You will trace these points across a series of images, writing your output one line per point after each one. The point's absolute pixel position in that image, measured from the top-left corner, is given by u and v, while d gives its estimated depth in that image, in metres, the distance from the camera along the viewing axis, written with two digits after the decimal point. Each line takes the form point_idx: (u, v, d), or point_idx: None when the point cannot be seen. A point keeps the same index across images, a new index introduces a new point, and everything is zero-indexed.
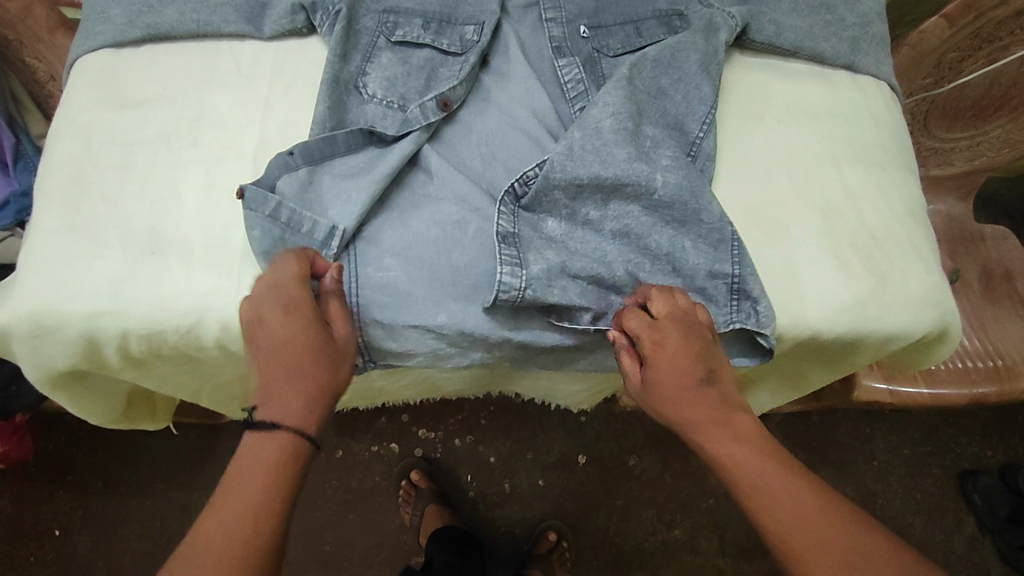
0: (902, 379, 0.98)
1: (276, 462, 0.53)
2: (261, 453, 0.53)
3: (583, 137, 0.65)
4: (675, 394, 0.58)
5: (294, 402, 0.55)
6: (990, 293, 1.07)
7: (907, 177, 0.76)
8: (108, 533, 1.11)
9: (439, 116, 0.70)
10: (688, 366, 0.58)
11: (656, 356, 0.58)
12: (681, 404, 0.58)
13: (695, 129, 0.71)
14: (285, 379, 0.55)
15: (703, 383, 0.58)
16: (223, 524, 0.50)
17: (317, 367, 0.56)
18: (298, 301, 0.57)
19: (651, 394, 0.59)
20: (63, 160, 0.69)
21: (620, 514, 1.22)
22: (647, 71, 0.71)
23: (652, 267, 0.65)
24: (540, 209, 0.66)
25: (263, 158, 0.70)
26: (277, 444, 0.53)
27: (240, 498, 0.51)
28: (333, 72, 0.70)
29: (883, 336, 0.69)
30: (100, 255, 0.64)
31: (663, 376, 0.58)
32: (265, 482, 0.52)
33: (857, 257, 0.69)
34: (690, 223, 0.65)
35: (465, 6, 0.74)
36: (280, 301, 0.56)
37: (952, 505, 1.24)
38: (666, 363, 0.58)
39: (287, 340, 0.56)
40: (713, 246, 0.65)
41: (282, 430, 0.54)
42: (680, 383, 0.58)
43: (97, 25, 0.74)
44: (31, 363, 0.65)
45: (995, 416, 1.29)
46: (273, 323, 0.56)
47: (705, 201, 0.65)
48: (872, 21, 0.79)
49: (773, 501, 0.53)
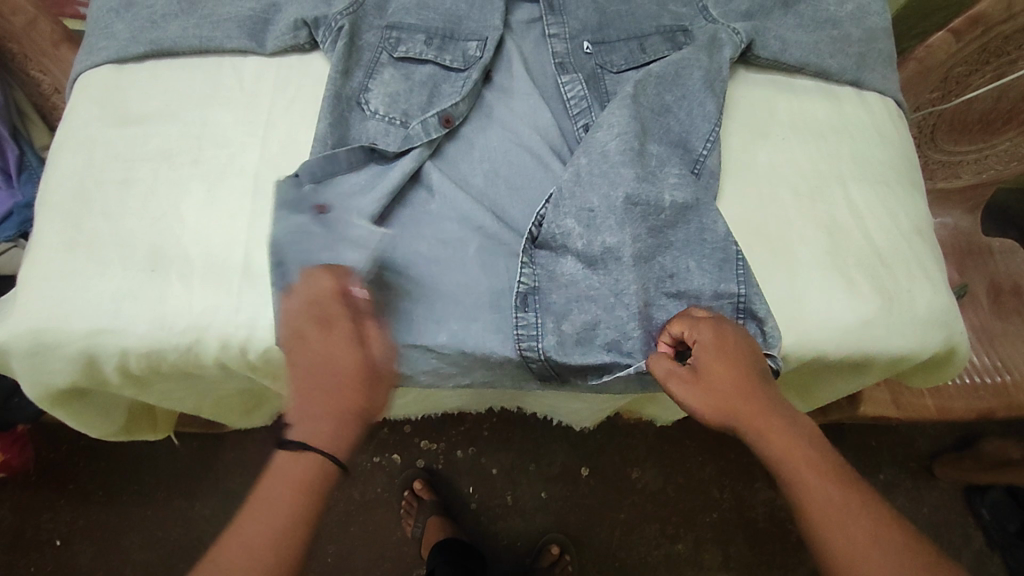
0: (909, 396, 0.97)
1: (305, 488, 0.51)
2: (292, 475, 0.51)
3: (590, 161, 0.66)
4: (732, 380, 0.55)
5: (324, 427, 0.52)
6: (999, 307, 1.06)
7: (914, 195, 0.76)
8: (108, 545, 1.10)
9: (440, 132, 0.69)
10: (743, 358, 0.57)
11: (720, 343, 0.57)
12: (738, 391, 0.55)
13: (699, 146, 0.70)
14: (317, 398, 0.53)
15: (760, 379, 0.56)
16: (248, 548, 0.49)
17: (351, 385, 0.53)
18: (336, 319, 0.55)
19: (703, 379, 0.56)
20: (66, 176, 0.69)
21: (624, 527, 1.20)
22: (652, 88, 0.70)
23: (656, 290, 0.64)
24: (555, 249, 0.66)
25: (264, 174, 0.70)
26: (306, 465, 0.51)
27: (268, 522, 0.50)
28: (337, 87, 0.69)
29: (890, 358, 0.68)
30: (100, 272, 0.64)
31: (720, 361, 0.56)
32: (291, 506, 0.50)
33: (864, 276, 0.69)
34: (694, 243, 0.65)
35: (468, 22, 0.74)
36: (326, 313, 0.56)
37: (959, 520, 1.22)
38: (722, 350, 0.57)
39: (324, 359, 0.54)
40: (717, 266, 0.64)
41: (309, 453, 0.51)
42: (747, 370, 0.56)
43: (100, 41, 0.74)
44: (31, 380, 0.64)
45: (1002, 430, 1.28)
46: (309, 340, 0.55)
47: (710, 219, 0.65)
48: (878, 36, 0.78)
49: (841, 519, 0.50)
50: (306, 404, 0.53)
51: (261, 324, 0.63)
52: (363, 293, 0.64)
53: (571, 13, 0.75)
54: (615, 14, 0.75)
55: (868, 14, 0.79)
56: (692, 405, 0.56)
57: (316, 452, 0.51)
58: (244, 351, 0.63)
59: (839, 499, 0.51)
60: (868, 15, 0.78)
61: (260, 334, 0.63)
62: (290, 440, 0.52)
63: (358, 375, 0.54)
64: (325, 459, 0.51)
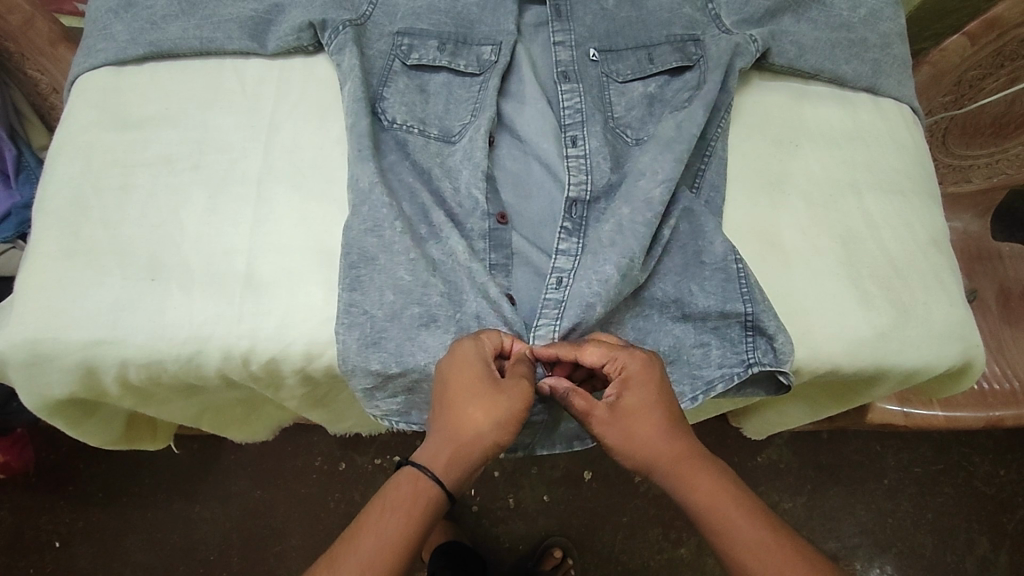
0: (917, 403, 0.93)
1: (410, 506, 0.54)
2: (398, 495, 0.54)
3: (633, 211, 0.64)
4: (655, 421, 0.56)
5: (438, 457, 0.55)
6: (1009, 314, 1.02)
7: (930, 204, 0.75)
8: (106, 548, 1.09)
9: (485, 145, 0.68)
10: (666, 396, 0.57)
11: (643, 381, 0.57)
12: (660, 432, 0.56)
13: (697, 160, 0.69)
14: (446, 435, 0.55)
15: (679, 417, 0.58)
16: (358, 550, 0.52)
17: (485, 425, 0.55)
18: (471, 369, 0.56)
19: (624, 418, 0.57)
20: (65, 182, 0.67)
21: (625, 531, 1.17)
22: (672, 121, 0.68)
23: (660, 316, 0.65)
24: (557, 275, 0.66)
25: (267, 180, 0.68)
26: (418, 490, 0.54)
27: (376, 534, 0.53)
28: (357, 90, 0.67)
29: (904, 371, 0.67)
30: (98, 281, 0.62)
31: (641, 397, 0.56)
32: (400, 522, 0.53)
33: (879, 287, 0.67)
34: (693, 266, 0.65)
35: (480, 26, 0.73)
36: (458, 353, 0.57)
37: (964, 526, 1.19)
38: (649, 389, 0.57)
39: (468, 400, 0.55)
40: (720, 286, 0.63)
41: (425, 475, 0.54)
42: (663, 410, 0.57)
43: (98, 42, 0.72)
44: (26, 389, 0.63)
45: (1011, 435, 1.24)
46: (453, 377, 0.56)
47: (708, 240, 0.65)
48: (893, 41, 0.77)
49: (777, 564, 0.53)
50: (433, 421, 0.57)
51: (263, 334, 0.61)
52: (378, 295, 0.61)
53: (578, 19, 0.73)
54: (625, 22, 0.73)
55: (881, 19, 0.77)
56: (610, 445, 0.58)
57: (431, 477, 0.54)
58: (246, 360, 0.62)
59: (764, 544, 0.54)
60: (881, 20, 0.77)
61: (262, 344, 0.61)
62: (408, 463, 0.56)
63: (475, 427, 0.55)
64: (433, 482, 0.54)
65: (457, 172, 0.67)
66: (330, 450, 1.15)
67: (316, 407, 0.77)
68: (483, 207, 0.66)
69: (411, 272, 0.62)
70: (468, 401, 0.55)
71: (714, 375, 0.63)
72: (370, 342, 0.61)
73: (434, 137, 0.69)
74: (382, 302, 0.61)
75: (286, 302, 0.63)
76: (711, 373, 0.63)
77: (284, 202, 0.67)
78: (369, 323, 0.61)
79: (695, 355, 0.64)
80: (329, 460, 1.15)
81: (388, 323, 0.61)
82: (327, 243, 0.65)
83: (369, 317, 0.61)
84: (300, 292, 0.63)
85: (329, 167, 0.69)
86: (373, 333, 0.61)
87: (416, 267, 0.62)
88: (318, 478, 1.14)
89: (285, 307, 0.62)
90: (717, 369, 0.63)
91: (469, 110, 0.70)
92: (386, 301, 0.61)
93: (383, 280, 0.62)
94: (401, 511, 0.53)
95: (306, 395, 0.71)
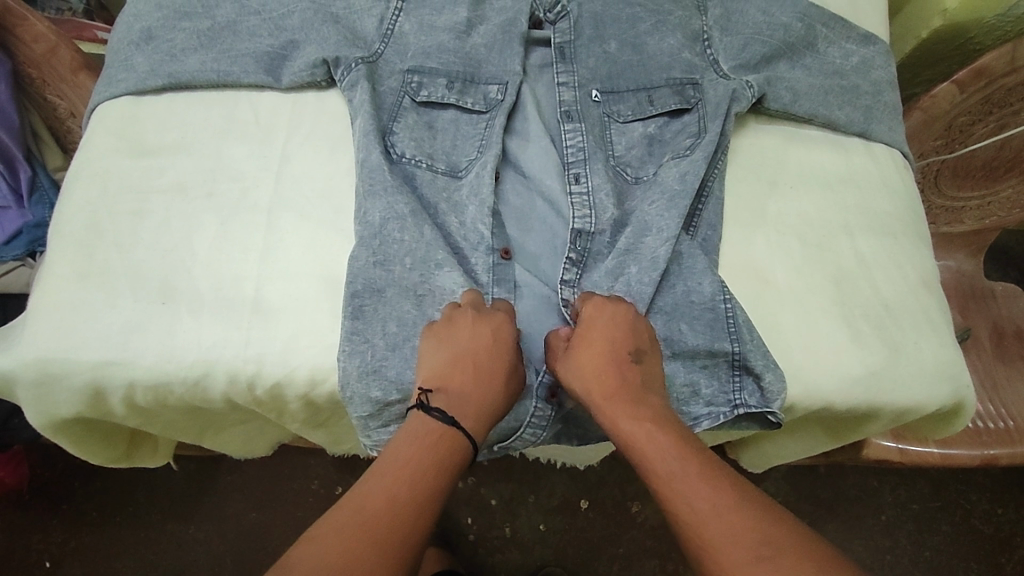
0: (911, 439, 0.93)
1: (445, 451, 0.54)
2: (420, 438, 0.54)
3: (640, 269, 0.66)
4: (591, 354, 0.59)
5: (466, 416, 0.57)
6: (1002, 353, 1.03)
7: (920, 247, 0.77)
8: (98, 568, 1.09)
9: (491, 181, 0.70)
10: (611, 338, 0.60)
11: (595, 325, 0.61)
12: (595, 367, 0.59)
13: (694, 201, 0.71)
14: (472, 396, 0.58)
15: (624, 360, 0.59)
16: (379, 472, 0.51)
17: (503, 395, 0.60)
18: (507, 340, 0.61)
19: (569, 351, 0.61)
20: (80, 207, 0.69)
21: (621, 563, 1.16)
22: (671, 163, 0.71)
23: None
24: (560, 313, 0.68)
25: (277, 210, 0.70)
26: (452, 440, 0.55)
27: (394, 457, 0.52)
28: (367, 124, 0.70)
29: (898, 408, 0.68)
30: (110, 303, 0.64)
31: (600, 328, 0.61)
32: (424, 455, 0.53)
33: (870, 326, 0.69)
34: (683, 307, 0.66)
35: (488, 65, 0.75)
36: (493, 319, 0.61)
37: (962, 565, 1.18)
38: (594, 326, 0.61)
39: (498, 370, 0.60)
40: (708, 326, 0.65)
41: (460, 434, 0.55)
42: (601, 347, 0.60)
43: (119, 73, 0.75)
44: (35, 409, 0.64)
45: (1007, 472, 1.24)
46: (484, 340, 0.60)
47: (694, 281, 0.67)
48: (883, 89, 0.81)
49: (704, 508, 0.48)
50: (454, 376, 0.58)
51: (270, 359, 0.63)
52: (382, 326, 0.63)
53: (581, 61, 0.75)
54: (626, 65, 0.76)
55: (873, 68, 0.81)
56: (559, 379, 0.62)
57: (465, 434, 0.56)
58: (252, 385, 0.63)
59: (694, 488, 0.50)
60: (872, 68, 0.81)
61: (270, 368, 0.63)
62: (430, 411, 0.56)
63: (499, 394, 0.59)
64: (463, 438, 0.55)
65: (462, 207, 0.70)
66: (327, 473, 1.15)
67: (317, 433, 0.78)
68: (488, 242, 0.68)
69: (417, 306, 0.64)
70: (498, 370, 0.60)
71: (701, 412, 0.65)
72: (370, 369, 0.62)
73: (441, 171, 0.71)
74: (387, 333, 0.63)
75: (291, 328, 0.64)
76: (698, 411, 0.65)
77: (294, 230, 0.69)
78: (370, 351, 0.62)
79: (684, 394, 0.65)
80: (325, 484, 1.15)
81: (389, 353, 0.62)
82: (334, 272, 0.67)
83: (370, 345, 0.62)
84: (304, 318, 0.65)
85: (338, 198, 0.71)
86: (373, 361, 0.62)
87: (422, 301, 0.64)
88: (314, 503, 1.14)
89: (289, 331, 0.64)
90: (704, 406, 0.65)
91: (475, 147, 0.73)
92: (389, 333, 0.63)
93: (387, 311, 0.64)
94: (397, 479, 0.50)
95: (309, 420, 0.72)
